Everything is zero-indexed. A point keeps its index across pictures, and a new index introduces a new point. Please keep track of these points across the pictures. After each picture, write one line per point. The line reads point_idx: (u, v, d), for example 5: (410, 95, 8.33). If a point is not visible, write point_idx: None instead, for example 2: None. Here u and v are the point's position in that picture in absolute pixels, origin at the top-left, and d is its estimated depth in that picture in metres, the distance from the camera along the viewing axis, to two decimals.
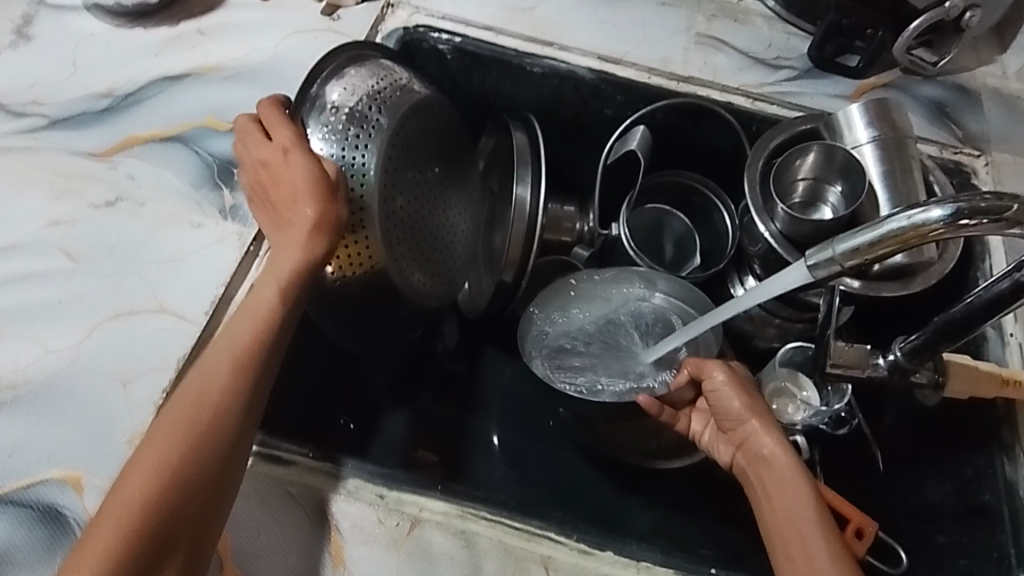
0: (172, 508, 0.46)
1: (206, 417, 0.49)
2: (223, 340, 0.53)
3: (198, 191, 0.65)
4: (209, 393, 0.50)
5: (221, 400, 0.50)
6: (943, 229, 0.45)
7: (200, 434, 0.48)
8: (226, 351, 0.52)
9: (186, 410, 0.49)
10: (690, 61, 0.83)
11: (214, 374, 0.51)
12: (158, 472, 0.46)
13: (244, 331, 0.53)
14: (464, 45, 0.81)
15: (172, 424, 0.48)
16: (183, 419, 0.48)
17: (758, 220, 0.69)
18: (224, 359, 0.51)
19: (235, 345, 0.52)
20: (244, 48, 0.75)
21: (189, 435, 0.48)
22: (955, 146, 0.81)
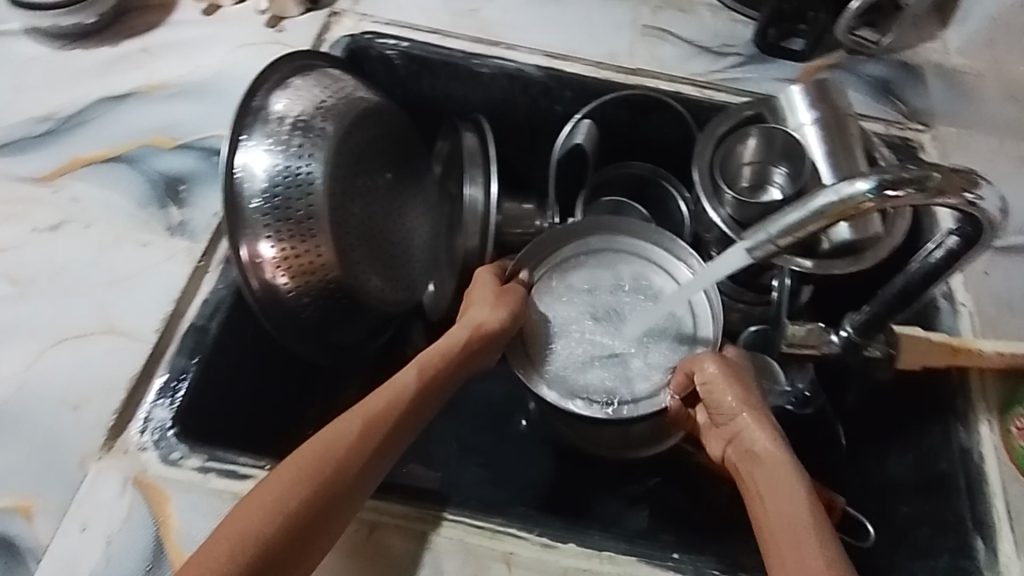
0: (314, 512, 0.49)
1: (366, 447, 0.52)
2: (392, 383, 0.57)
3: (145, 209, 0.65)
4: (367, 422, 0.53)
5: (363, 439, 0.52)
6: (870, 201, 0.45)
7: (348, 455, 0.51)
8: (395, 395, 0.56)
9: (340, 430, 0.52)
10: (637, 53, 0.83)
11: (375, 411, 0.54)
12: (303, 486, 0.49)
13: (405, 386, 0.57)
14: (411, 50, 0.81)
15: (332, 443, 0.51)
16: (340, 441, 0.51)
17: (708, 207, 0.69)
18: (387, 401, 0.55)
19: (400, 391, 0.56)
20: (188, 64, 0.74)
21: (341, 459, 0.51)
22: (901, 123, 0.82)
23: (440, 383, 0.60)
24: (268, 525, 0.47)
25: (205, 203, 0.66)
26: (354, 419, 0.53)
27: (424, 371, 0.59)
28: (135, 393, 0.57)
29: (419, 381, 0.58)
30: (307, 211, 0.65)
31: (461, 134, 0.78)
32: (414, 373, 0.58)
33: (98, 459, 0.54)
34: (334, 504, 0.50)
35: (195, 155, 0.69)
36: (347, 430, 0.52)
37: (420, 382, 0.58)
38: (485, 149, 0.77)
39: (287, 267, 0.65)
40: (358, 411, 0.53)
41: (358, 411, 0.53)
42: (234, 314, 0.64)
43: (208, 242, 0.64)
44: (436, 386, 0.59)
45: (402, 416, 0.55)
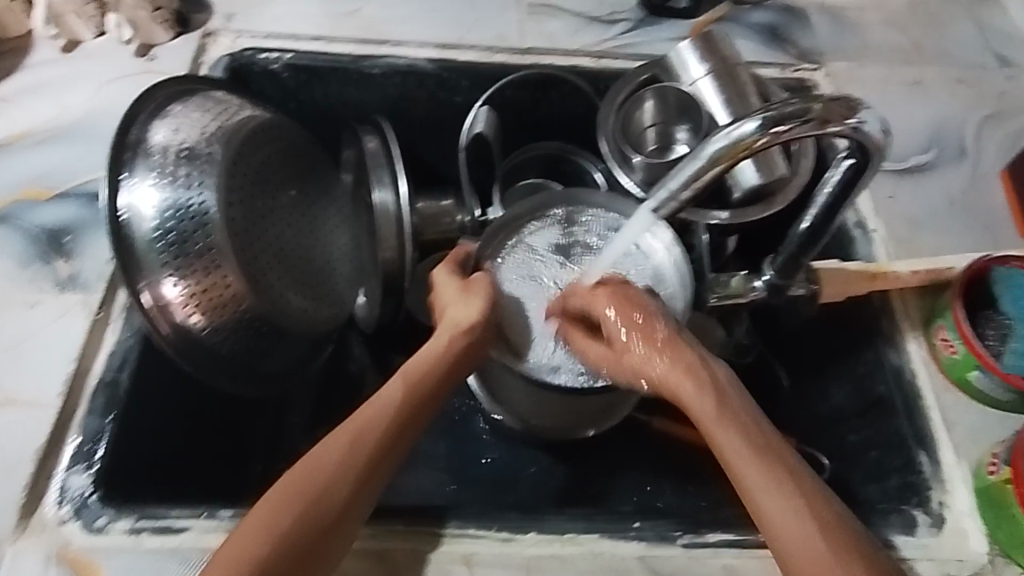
0: (293, 549, 0.47)
1: (342, 483, 0.50)
2: (369, 409, 0.54)
3: (29, 268, 0.61)
4: (352, 446, 0.51)
5: (339, 469, 0.50)
6: (760, 140, 0.45)
7: (343, 489, 0.50)
8: (376, 417, 0.53)
9: (324, 458, 0.50)
10: (526, 33, 0.83)
11: (364, 439, 0.52)
12: (276, 531, 0.47)
13: (385, 407, 0.54)
14: (296, 61, 0.78)
15: (320, 479, 0.50)
16: (335, 473, 0.50)
17: (619, 174, 0.69)
18: (372, 424, 0.53)
19: (386, 414, 0.53)
20: (54, 108, 0.70)
21: (330, 489, 0.49)
22: (794, 65, 0.83)
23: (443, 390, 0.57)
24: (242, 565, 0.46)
25: (94, 251, 0.62)
26: (331, 449, 0.51)
27: (410, 389, 0.55)
28: (47, 462, 0.53)
29: (403, 398, 0.55)
30: (206, 244, 0.62)
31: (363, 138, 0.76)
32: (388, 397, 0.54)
33: (16, 540, 0.50)
34: (315, 541, 0.48)
35: (77, 202, 0.64)
36: (329, 463, 0.50)
37: (404, 400, 0.55)
38: (390, 145, 0.74)
39: (197, 304, 0.62)
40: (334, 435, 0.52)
41: (334, 442, 0.51)
42: (144, 364, 0.60)
43: (104, 291, 0.61)
44: (432, 395, 0.56)
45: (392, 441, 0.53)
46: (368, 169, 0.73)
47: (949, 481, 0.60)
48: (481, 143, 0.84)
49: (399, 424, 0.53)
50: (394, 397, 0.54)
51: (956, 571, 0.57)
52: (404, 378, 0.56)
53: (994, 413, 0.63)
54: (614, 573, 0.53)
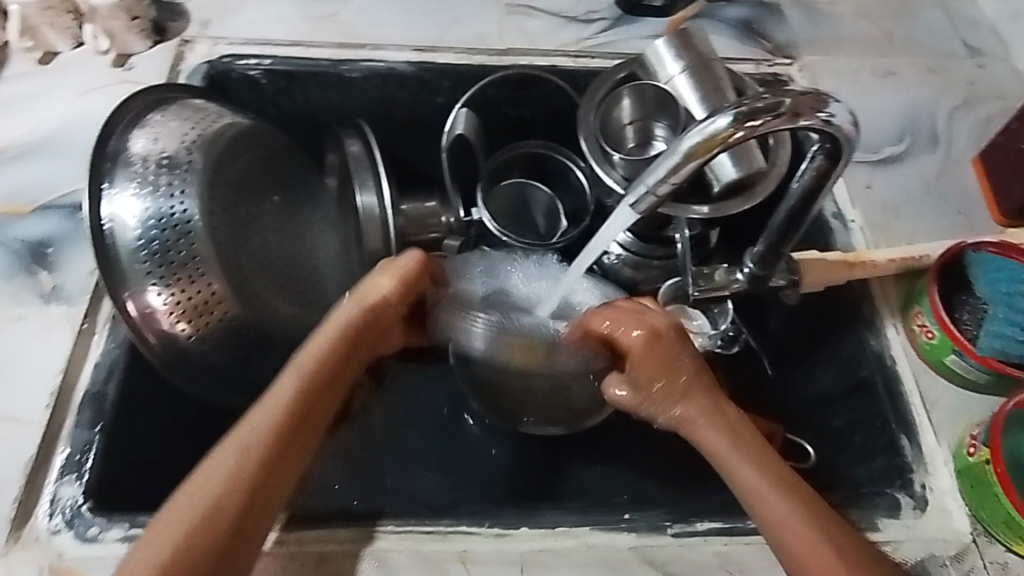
0: (205, 552, 0.47)
1: (246, 480, 0.50)
2: (268, 402, 0.55)
3: (11, 282, 0.60)
4: (250, 439, 0.52)
5: (240, 466, 0.50)
6: (733, 135, 0.46)
7: (247, 478, 0.50)
8: (276, 413, 0.54)
9: (222, 457, 0.51)
10: (504, 33, 0.83)
11: (261, 431, 0.52)
12: (181, 538, 0.47)
13: (286, 398, 0.55)
14: (275, 67, 0.78)
15: (213, 480, 0.49)
16: (235, 466, 0.50)
17: (601, 171, 0.70)
18: (271, 418, 0.53)
19: (282, 405, 0.54)
20: (32, 121, 0.69)
21: (231, 482, 0.50)
22: (769, 59, 0.85)
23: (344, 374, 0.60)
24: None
25: (76, 263, 0.62)
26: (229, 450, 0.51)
27: (308, 377, 0.57)
28: (36, 475, 0.53)
29: (297, 387, 0.56)
30: (188, 252, 0.61)
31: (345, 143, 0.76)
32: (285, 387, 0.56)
33: (8, 555, 0.50)
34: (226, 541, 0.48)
35: (58, 215, 0.64)
36: (227, 464, 0.50)
37: (300, 389, 0.56)
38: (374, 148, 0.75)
39: (184, 313, 0.61)
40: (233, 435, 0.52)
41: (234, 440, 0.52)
42: (132, 375, 0.60)
43: (88, 303, 0.60)
44: (332, 380, 0.58)
45: (296, 431, 0.54)
46: (352, 172, 0.74)
47: (930, 462, 0.62)
48: (462, 144, 0.84)
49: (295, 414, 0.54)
50: (291, 386, 0.56)
51: (940, 550, 0.58)
52: (303, 369, 0.57)
53: (972, 395, 0.65)
54: (608, 563, 0.54)
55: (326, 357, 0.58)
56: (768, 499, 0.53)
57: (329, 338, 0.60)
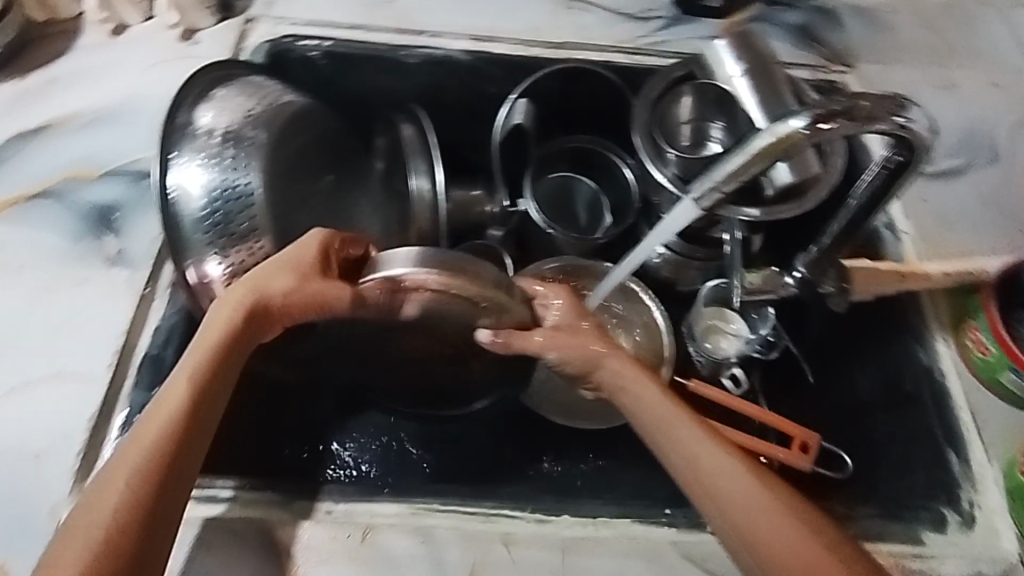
0: None
1: (138, 505, 0.44)
2: (161, 411, 0.47)
3: (78, 244, 0.62)
4: (143, 463, 0.45)
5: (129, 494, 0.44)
6: (805, 137, 0.46)
7: (139, 507, 0.44)
8: (165, 423, 0.47)
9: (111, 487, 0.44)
10: (560, 25, 0.84)
11: (150, 449, 0.46)
12: None
13: (176, 409, 0.47)
14: (334, 49, 0.79)
15: (101, 515, 0.44)
16: (116, 503, 0.44)
17: (653, 167, 0.71)
18: (159, 435, 0.46)
19: (171, 415, 0.47)
20: (103, 90, 0.71)
21: (123, 515, 0.44)
22: (824, 66, 0.84)
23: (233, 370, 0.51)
24: None
25: (140, 229, 0.63)
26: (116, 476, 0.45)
27: (200, 374, 0.49)
28: (99, 432, 0.55)
29: (190, 391, 0.48)
30: (245, 222, 0.62)
31: (397, 125, 0.76)
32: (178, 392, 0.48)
33: (70, 506, 0.51)
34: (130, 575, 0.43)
35: (124, 182, 0.66)
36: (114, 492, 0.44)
37: (192, 390, 0.48)
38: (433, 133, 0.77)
39: (240, 283, 0.61)
40: (122, 456, 0.46)
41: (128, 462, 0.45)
42: (189, 340, 0.61)
43: (151, 268, 0.62)
44: (223, 378, 0.50)
45: (187, 438, 0.47)
46: (405, 155, 0.73)
47: (977, 479, 0.64)
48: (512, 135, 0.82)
49: (190, 423, 0.47)
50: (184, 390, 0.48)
51: (987, 567, 0.60)
52: (190, 367, 0.49)
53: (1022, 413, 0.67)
54: (648, 556, 0.55)
55: (211, 351, 0.50)
56: (707, 474, 0.50)
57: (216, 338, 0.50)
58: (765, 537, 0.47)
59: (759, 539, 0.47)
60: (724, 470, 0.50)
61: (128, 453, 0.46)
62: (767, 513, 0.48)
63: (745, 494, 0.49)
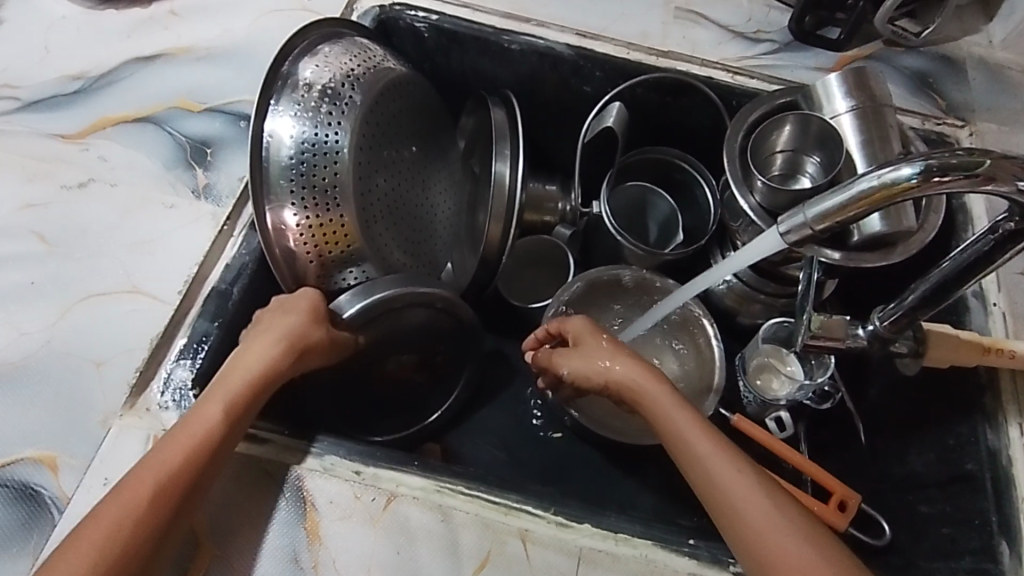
0: None
1: (157, 513, 0.46)
2: (191, 430, 0.50)
3: (170, 171, 0.65)
4: (168, 476, 0.47)
5: (151, 501, 0.46)
6: (914, 186, 0.42)
7: (148, 526, 0.46)
8: (197, 437, 0.49)
9: (133, 490, 0.46)
10: (668, 35, 0.82)
11: (172, 466, 0.48)
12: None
13: (208, 428, 0.50)
14: (440, 24, 0.80)
15: (108, 522, 0.45)
16: (124, 514, 0.45)
17: (737, 193, 0.69)
18: (186, 450, 0.49)
19: (199, 437, 0.49)
20: (218, 30, 0.74)
21: (129, 527, 0.45)
22: (938, 117, 0.80)
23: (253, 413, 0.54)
24: None
25: (230, 167, 0.66)
26: (140, 479, 0.47)
27: (234, 405, 0.52)
28: (157, 353, 0.57)
29: (222, 418, 0.51)
30: (329, 178, 0.64)
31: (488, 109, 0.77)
32: (210, 412, 0.51)
33: (121, 417, 0.53)
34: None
35: (224, 120, 0.68)
36: (139, 493, 0.46)
37: (227, 420, 0.51)
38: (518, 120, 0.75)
39: (312, 241, 0.64)
40: (149, 462, 0.48)
41: (152, 470, 0.47)
42: (255, 280, 0.63)
43: (233, 207, 0.64)
44: (251, 413, 0.53)
45: (208, 462, 0.49)
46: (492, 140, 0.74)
47: None
48: (600, 139, 0.83)
49: (218, 443, 0.50)
50: (216, 413, 0.51)
51: None
52: (226, 397, 0.52)
53: None
54: None
55: (250, 385, 0.54)
56: (731, 491, 0.49)
57: (252, 368, 0.55)
58: (792, 566, 0.45)
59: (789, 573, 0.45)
60: (742, 490, 0.49)
61: (154, 458, 0.48)
62: (795, 545, 0.46)
63: (770, 521, 0.47)
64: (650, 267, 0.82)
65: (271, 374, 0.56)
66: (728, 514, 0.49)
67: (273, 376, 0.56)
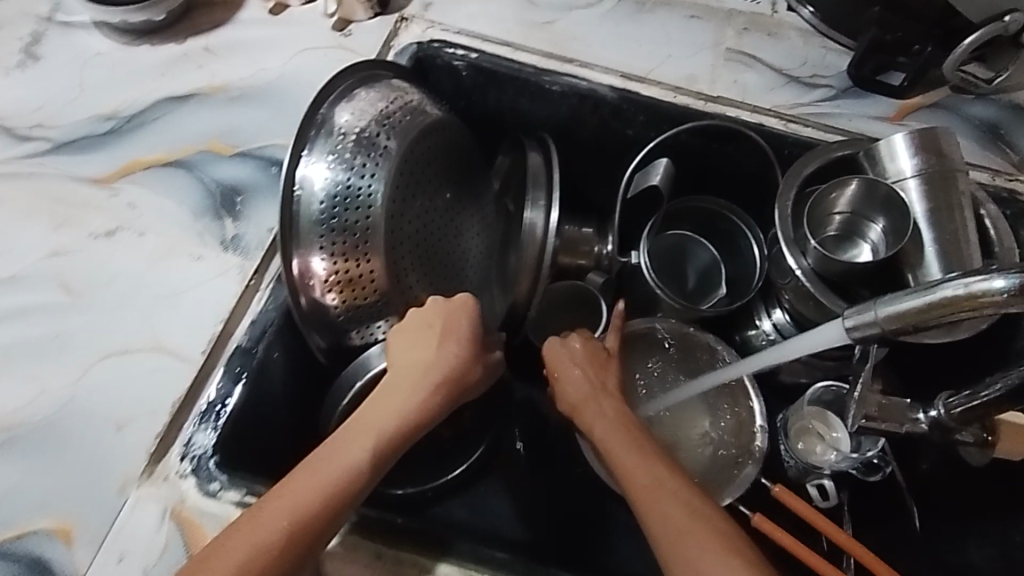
0: None
1: (299, 541, 0.47)
2: (337, 463, 0.50)
3: (199, 220, 0.63)
4: (309, 509, 0.48)
5: (292, 529, 0.47)
6: (1006, 301, 0.38)
7: (279, 562, 0.47)
8: (340, 474, 0.50)
9: (279, 512, 0.48)
10: (718, 79, 0.78)
11: (310, 509, 0.48)
12: None
13: (353, 465, 0.50)
14: (479, 62, 0.77)
15: (248, 546, 0.46)
16: (264, 544, 0.46)
17: (789, 254, 0.65)
18: (330, 484, 0.49)
19: (336, 482, 0.49)
20: (251, 68, 0.72)
21: (270, 559, 0.46)
22: (1008, 172, 0.74)
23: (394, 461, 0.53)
24: None
25: (259, 217, 0.63)
26: (283, 505, 0.48)
27: (376, 452, 0.51)
28: (179, 416, 0.55)
29: (369, 458, 0.51)
30: (360, 228, 0.61)
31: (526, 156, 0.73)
32: (357, 449, 0.51)
33: (140, 486, 0.52)
34: None
35: (254, 165, 0.66)
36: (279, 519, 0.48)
37: (366, 469, 0.50)
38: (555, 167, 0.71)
39: (337, 285, 0.61)
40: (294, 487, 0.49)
41: (295, 500, 0.48)
42: (280, 337, 0.61)
43: (260, 259, 0.62)
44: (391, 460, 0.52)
45: (339, 511, 0.49)
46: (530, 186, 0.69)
47: None
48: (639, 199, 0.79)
49: (360, 481, 0.50)
50: (363, 452, 0.51)
51: None
52: (373, 435, 0.52)
53: None
54: None
55: (396, 431, 0.53)
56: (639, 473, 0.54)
57: (403, 405, 0.54)
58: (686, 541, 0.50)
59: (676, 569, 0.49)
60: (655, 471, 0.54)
61: (299, 484, 0.49)
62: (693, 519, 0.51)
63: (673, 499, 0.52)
64: (690, 321, 0.78)
65: (423, 416, 0.54)
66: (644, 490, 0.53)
67: (425, 418, 0.54)
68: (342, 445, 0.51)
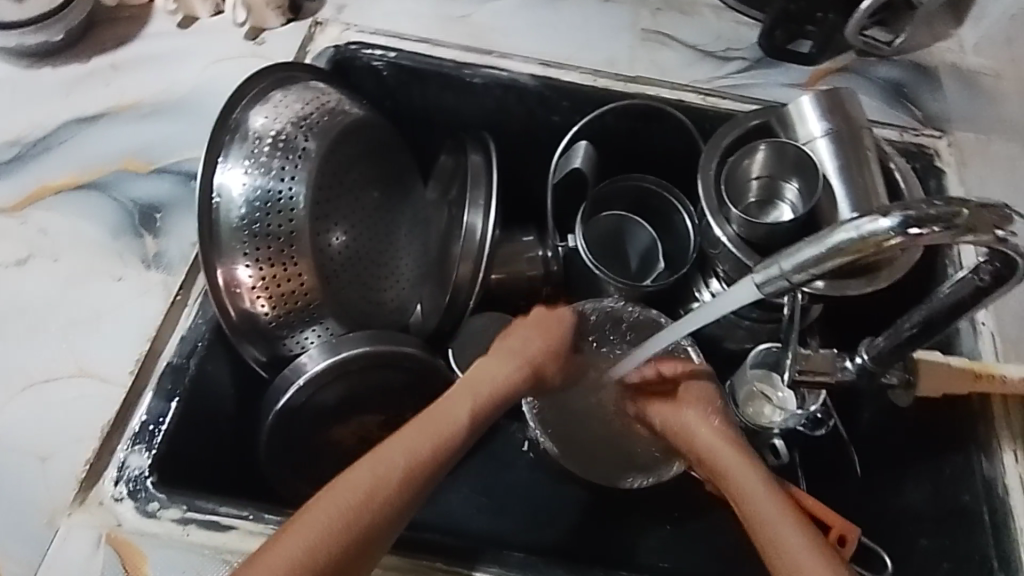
0: (356, 534, 0.47)
1: (410, 483, 0.50)
2: (441, 415, 0.54)
3: (118, 240, 0.62)
4: (421, 457, 0.51)
5: (407, 471, 0.50)
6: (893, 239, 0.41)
7: (395, 501, 0.49)
8: (446, 431, 0.53)
9: (393, 455, 0.50)
10: (636, 60, 0.79)
11: (425, 453, 0.51)
12: (333, 519, 0.47)
13: (455, 424, 0.54)
14: (399, 60, 0.77)
15: (361, 483, 0.48)
16: (383, 480, 0.49)
17: (714, 224, 0.66)
18: (438, 437, 0.52)
19: (446, 431, 0.53)
20: (163, 82, 0.70)
21: (382, 497, 0.48)
22: (915, 128, 0.77)
23: (488, 423, 0.57)
24: (311, 543, 0.46)
25: (179, 232, 0.62)
26: (399, 450, 0.51)
27: (476, 411, 0.55)
28: (107, 441, 0.54)
29: (471, 417, 0.55)
30: (284, 233, 0.60)
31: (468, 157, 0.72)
32: (459, 410, 0.55)
33: (70, 515, 0.51)
34: (367, 538, 0.47)
35: (172, 180, 0.65)
36: (393, 460, 0.50)
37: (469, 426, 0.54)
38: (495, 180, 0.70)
39: (266, 291, 0.60)
40: (403, 433, 0.52)
41: (405, 447, 0.51)
42: (211, 353, 0.60)
43: (185, 274, 0.61)
44: (487, 419, 0.56)
45: (448, 459, 0.52)
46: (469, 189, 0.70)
47: None
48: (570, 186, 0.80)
49: (463, 439, 0.54)
50: (464, 411, 0.55)
51: None
52: (472, 399, 0.56)
53: None
54: None
55: (491, 398, 0.57)
56: (757, 497, 0.54)
57: (499, 373, 0.59)
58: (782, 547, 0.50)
59: (783, 531, 0.51)
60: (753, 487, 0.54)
61: (410, 431, 0.52)
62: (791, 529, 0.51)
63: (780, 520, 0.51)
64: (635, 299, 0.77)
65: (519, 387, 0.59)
66: (754, 522, 0.52)
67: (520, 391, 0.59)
68: (445, 406, 0.55)
